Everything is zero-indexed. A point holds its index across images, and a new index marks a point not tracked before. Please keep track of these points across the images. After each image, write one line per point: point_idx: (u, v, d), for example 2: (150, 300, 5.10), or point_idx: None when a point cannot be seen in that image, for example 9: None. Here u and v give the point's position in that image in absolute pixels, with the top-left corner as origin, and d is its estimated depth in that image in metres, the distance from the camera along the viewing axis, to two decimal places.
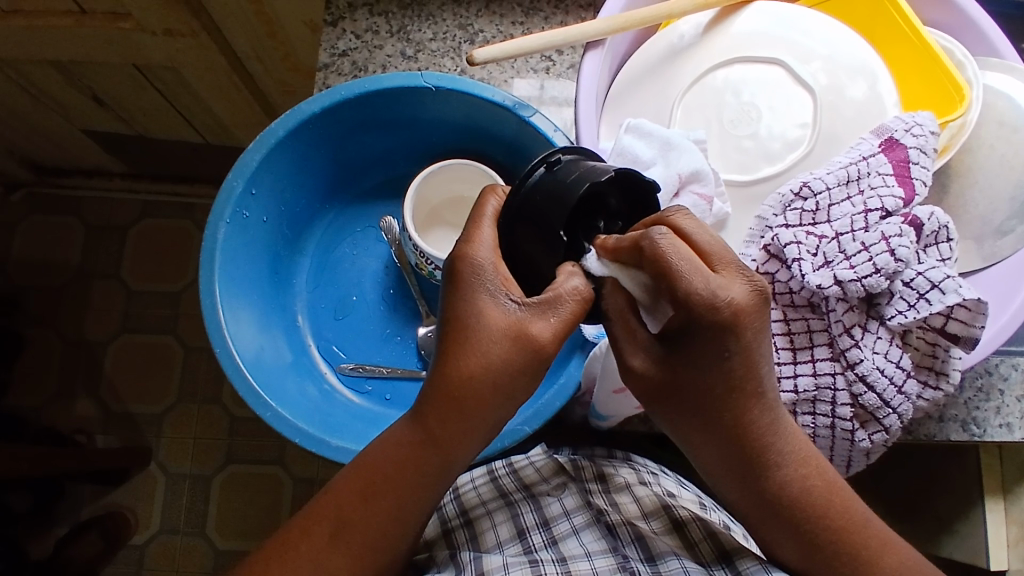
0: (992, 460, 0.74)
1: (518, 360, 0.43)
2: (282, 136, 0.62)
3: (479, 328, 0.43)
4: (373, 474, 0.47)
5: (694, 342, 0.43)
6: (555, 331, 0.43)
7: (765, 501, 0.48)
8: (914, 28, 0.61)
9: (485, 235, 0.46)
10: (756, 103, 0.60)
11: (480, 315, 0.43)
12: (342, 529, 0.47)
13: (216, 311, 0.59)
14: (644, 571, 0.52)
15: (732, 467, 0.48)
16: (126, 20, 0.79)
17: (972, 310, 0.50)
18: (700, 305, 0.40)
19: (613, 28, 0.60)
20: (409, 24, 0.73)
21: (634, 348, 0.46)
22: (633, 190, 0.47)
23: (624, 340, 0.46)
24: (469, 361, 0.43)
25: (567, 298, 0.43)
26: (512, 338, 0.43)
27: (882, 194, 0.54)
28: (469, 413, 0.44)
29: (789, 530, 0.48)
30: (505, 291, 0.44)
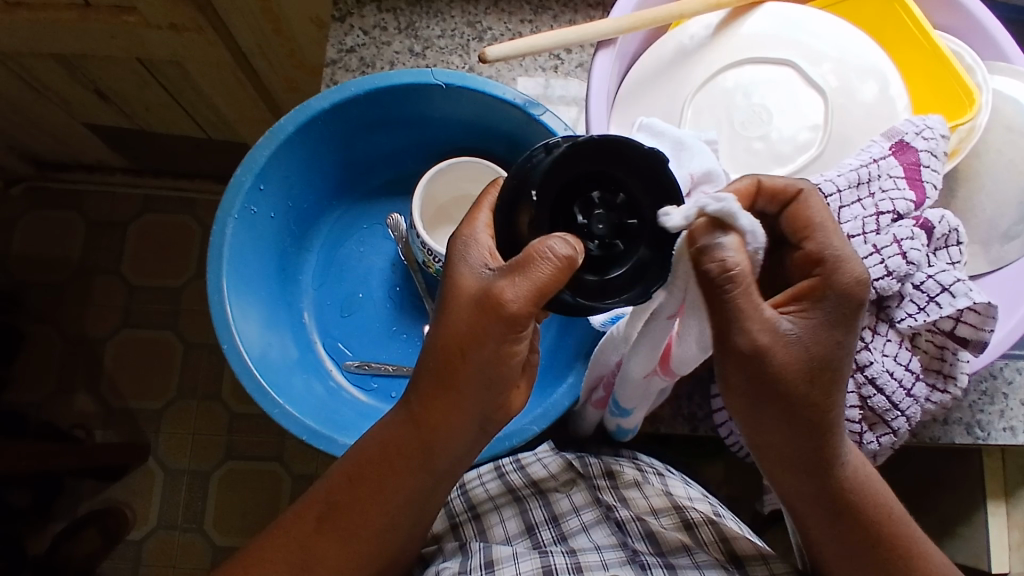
0: (995, 463, 0.75)
1: (481, 327, 0.43)
2: (291, 132, 0.61)
3: (451, 298, 0.45)
4: (364, 467, 0.49)
5: (833, 317, 0.43)
6: (517, 295, 0.41)
7: (826, 497, 0.48)
8: (926, 33, 0.61)
9: (482, 216, 0.46)
10: (766, 104, 0.59)
11: (455, 286, 0.44)
12: (330, 515, 0.50)
13: (224, 307, 0.59)
14: (657, 565, 0.52)
15: (792, 458, 0.47)
16: (131, 14, 0.78)
17: (982, 314, 0.51)
18: (850, 266, 0.43)
19: (624, 28, 0.60)
20: (417, 21, 0.72)
21: (763, 321, 0.42)
22: (630, 162, 0.43)
23: (755, 310, 0.42)
24: (441, 330, 0.44)
25: (539, 258, 0.40)
26: (476, 305, 0.43)
27: (893, 197, 0.54)
28: (453, 397, 0.46)
29: (835, 523, 0.49)
30: (484, 264, 0.45)
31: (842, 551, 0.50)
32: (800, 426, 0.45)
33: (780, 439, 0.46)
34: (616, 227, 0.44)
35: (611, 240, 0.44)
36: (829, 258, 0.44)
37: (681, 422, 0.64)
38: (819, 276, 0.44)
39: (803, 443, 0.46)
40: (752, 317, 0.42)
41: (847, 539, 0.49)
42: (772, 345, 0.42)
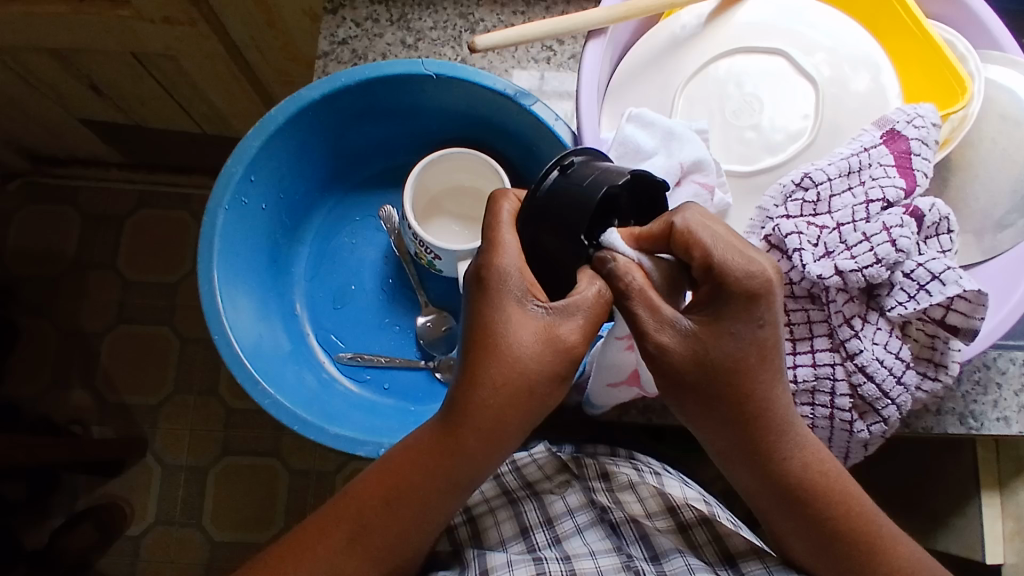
0: (989, 454, 0.75)
1: (551, 365, 0.42)
2: (282, 123, 0.61)
3: (509, 336, 0.42)
4: (395, 477, 0.46)
5: (726, 312, 0.42)
6: (583, 331, 0.43)
7: (781, 487, 0.47)
8: (918, 22, 0.60)
9: (508, 241, 0.45)
10: (758, 94, 0.60)
11: (510, 321, 0.42)
12: (360, 533, 0.47)
13: (214, 297, 0.59)
14: (649, 570, 0.54)
15: (735, 452, 0.46)
16: (123, 7, 0.78)
17: (972, 301, 0.50)
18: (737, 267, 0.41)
19: (614, 17, 0.60)
20: (410, 12, 0.72)
21: (660, 325, 0.42)
22: (643, 194, 0.47)
23: (648, 318, 0.42)
24: (501, 369, 0.41)
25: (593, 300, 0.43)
26: (542, 342, 0.42)
27: (883, 185, 0.53)
28: (502, 417, 0.43)
29: (793, 514, 0.48)
30: (530, 297, 0.43)
31: (807, 542, 0.49)
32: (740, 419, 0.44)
33: (721, 433, 0.45)
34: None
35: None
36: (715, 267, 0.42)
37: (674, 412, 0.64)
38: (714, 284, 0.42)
39: (743, 437, 0.45)
40: (648, 322, 0.42)
41: (809, 530, 0.49)
42: (675, 345, 0.42)
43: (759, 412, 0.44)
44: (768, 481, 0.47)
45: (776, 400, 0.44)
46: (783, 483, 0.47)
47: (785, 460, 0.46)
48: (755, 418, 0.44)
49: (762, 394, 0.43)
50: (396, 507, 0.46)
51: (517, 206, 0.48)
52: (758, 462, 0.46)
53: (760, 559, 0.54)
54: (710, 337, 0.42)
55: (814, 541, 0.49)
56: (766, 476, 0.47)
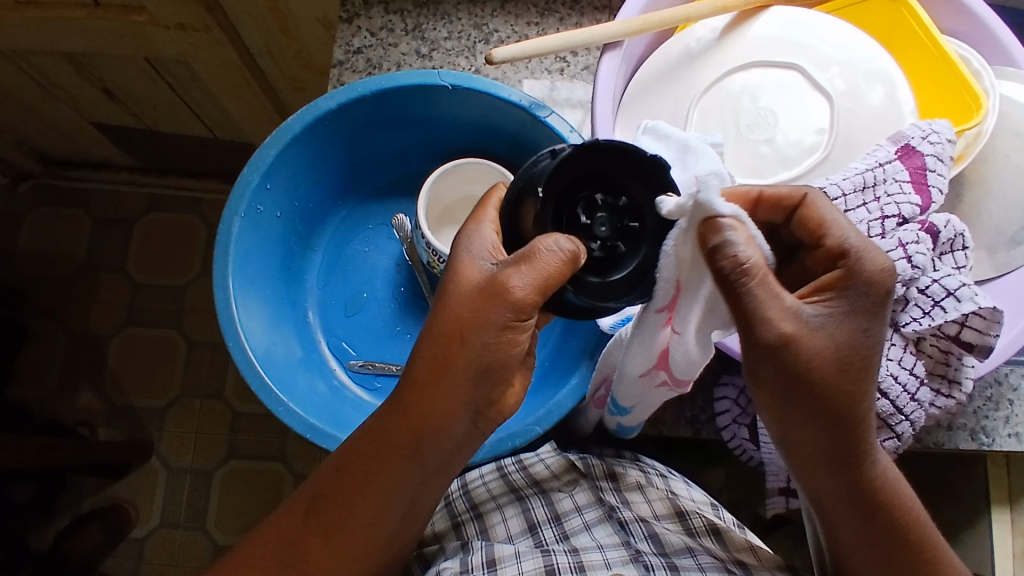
0: (999, 470, 0.75)
1: (485, 312, 0.43)
2: (298, 132, 0.62)
3: (454, 287, 0.45)
4: (360, 466, 0.48)
5: (852, 311, 0.42)
6: (523, 284, 0.43)
7: (858, 493, 0.46)
8: (932, 38, 0.61)
9: (488, 212, 0.49)
10: (772, 108, 0.60)
11: (457, 272, 0.45)
12: (328, 520, 0.49)
13: (229, 305, 0.59)
14: (659, 564, 0.52)
15: (827, 458, 0.45)
16: (139, 13, 0.79)
17: (987, 318, 0.50)
18: (870, 261, 0.42)
19: (630, 30, 0.60)
20: (424, 22, 0.73)
21: (782, 313, 0.41)
22: (640, 170, 0.43)
23: (772, 303, 0.40)
24: (439, 314, 0.45)
25: (543, 253, 0.42)
26: (480, 291, 0.44)
27: (899, 201, 0.54)
28: (446, 373, 0.45)
29: (865, 519, 0.47)
30: (489, 257, 0.46)
31: (866, 548, 0.48)
32: (830, 425, 0.44)
33: (822, 434, 0.44)
34: (618, 229, 0.45)
35: (614, 242, 0.45)
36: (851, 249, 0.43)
37: (684, 425, 0.64)
38: (839, 270, 0.43)
39: (846, 437, 0.44)
40: (772, 308, 0.41)
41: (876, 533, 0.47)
42: (798, 334, 0.41)
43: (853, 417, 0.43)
44: (850, 481, 0.46)
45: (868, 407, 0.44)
46: (861, 486, 0.46)
47: (864, 467, 0.46)
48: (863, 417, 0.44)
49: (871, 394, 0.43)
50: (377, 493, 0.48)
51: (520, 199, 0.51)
52: (849, 468, 0.46)
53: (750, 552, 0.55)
54: (835, 333, 0.42)
55: (875, 546, 0.48)
56: (848, 479, 0.46)
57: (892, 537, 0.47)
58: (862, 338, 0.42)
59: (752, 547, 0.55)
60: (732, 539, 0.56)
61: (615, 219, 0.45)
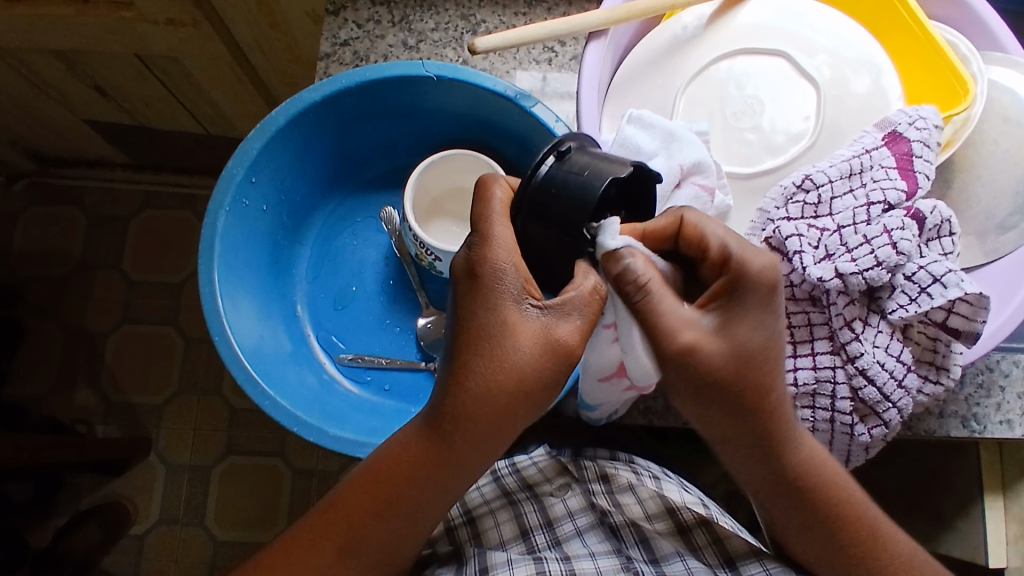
0: (992, 457, 0.74)
1: (547, 364, 0.42)
2: (282, 124, 0.61)
3: (505, 338, 0.42)
4: (385, 488, 0.47)
5: (746, 304, 0.42)
6: (580, 332, 0.43)
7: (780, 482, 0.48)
8: (920, 23, 0.60)
9: (501, 234, 0.44)
10: (759, 96, 0.59)
11: (506, 322, 0.42)
12: (354, 545, 0.48)
13: (215, 299, 0.59)
14: (648, 571, 0.56)
15: (747, 450, 0.47)
16: (128, 9, 0.79)
17: (974, 304, 0.50)
18: (754, 264, 0.42)
19: (614, 19, 0.60)
20: (412, 14, 0.72)
21: (682, 323, 0.42)
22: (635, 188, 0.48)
23: (672, 317, 0.42)
24: (494, 367, 0.42)
25: (594, 299, 0.43)
26: (539, 343, 0.42)
27: (885, 187, 0.53)
28: (494, 423, 0.43)
29: (798, 509, 0.49)
30: (526, 298, 0.43)
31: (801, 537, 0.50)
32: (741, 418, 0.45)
33: (733, 427, 0.45)
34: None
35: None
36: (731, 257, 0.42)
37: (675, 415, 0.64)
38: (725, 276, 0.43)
39: (760, 428, 0.45)
40: (671, 317, 0.42)
41: (813, 528, 0.49)
42: (699, 342, 0.42)
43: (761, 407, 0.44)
44: (773, 471, 0.47)
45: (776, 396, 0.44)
46: (790, 478, 0.47)
47: (785, 458, 0.47)
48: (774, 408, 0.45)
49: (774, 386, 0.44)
50: (403, 512, 0.47)
51: (509, 194, 0.47)
52: (766, 459, 0.47)
53: (758, 563, 0.55)
54: (739, 326, 0.42)
55: (816, 534, 0.49)
56: (770, 469, 0.47)
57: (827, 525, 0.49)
58: (762, 331, 0.43)
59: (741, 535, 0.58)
60: (725, 535, 0.57)
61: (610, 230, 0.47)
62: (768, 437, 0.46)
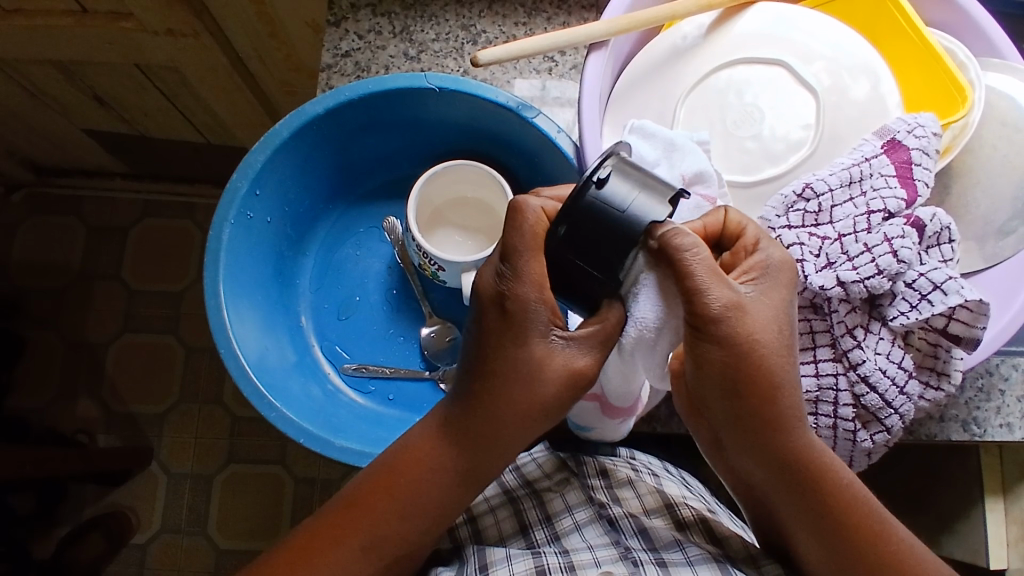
0: (993, 460, 0.75)
1: (573, 394, 0.45)
2: (286, 137, 0.62)
3: (534, 373, 0.44)
4: (398, 482, 0.49)
5: (776, 281, 0.44)
6: (605, 362, 0.45)
7: (784, 469, 0.46)
8: (918, 30, 0.61)
9: (533, 270, 0.43)
10: (758, 104, 0.60)
11: (534, 357, 0.44)
12: (376, 542, 0.49)
13: (221, 311, 0.59)
14: (647, 558, 0.53)
15: (749, 435, 0.45)
16: (128, 20, 0.79)
17: (974, 311, 0.51)
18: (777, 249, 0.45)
19: (616, 29, 0.61)
20: (413, 24, 0.73)
21: (719, 286, 0.41)
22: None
23: (712, 278, 0.41)
24: (521, 399, 0.44)
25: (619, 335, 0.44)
26: (567, 377, 0.44)
27: (885, 195, 0.54)
28: (518, 437, 0.47)
29: (799, 498, 0.48)
30: (554, 329, 0.44)
31: (809, 534, 0.49)
32: (742, 398, 0.43)
33: (732, 409, 0.44)
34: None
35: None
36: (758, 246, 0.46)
37: (678, 421, 0.65)
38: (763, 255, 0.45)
39: (757, 417, 0.44)
40: (715, 283, 0.41)
41: (811, 517, 0.48)
42: (736, 305, 0.42)
43: (766, 388, 0.43)
44: (776, 458, 0.46)
45: (782, 378, 0.43)
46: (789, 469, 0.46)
47: (788, 446, 0.46)
48: (775, 398, 0.43)
49: (778, 364, 0.42)
50: (422, 508, 0.49)
51: (543, 219, 0.43)
52: (771, 443, 0.45)
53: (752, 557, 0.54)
54: (771, 300, 0.43)
55: (815, 526, 0.48)
56: (763, 456, 0.46)
57: (830, 516, 0.48)
58: (783, 306, 0.44)
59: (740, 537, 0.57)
60: (723, 531, 0.57)
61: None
62: (763, 425, 0.44)
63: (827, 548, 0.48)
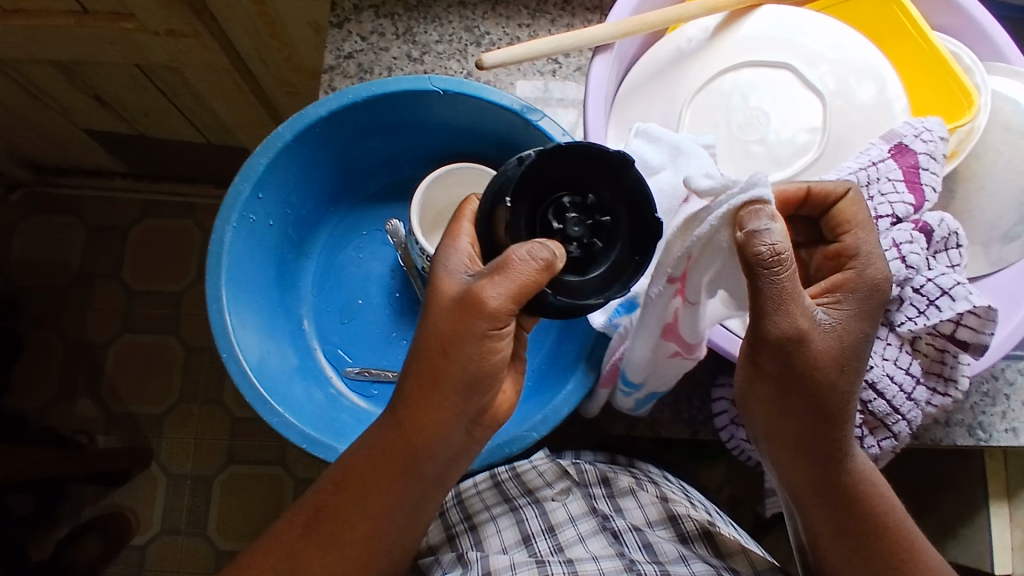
0: (998, 465, 0.75)
1: (461, 323, 0.44)
2: (288, 140, 0.61)
3: (435, 302, 0.46)
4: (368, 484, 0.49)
5: (864, 309, 0.45)
6: (497, 294, 0.43)
7: (825, 482, 0.49)
8: (922, 33, 0.61)
9: (462, 229, 0.48)
10: (764, 108, 0.59)
11: (435, 286, 0.47)
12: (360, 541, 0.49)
13: (223, 315, 0.59)
14: (651, 570, 0.54)
15: (801, 447, 0.48)
16: (128, 20, 0.78)
17: (982, 317, 0.50)
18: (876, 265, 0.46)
19: (621, 32, 0.60)
20: (415, 26, 0.72)
21: (798, 311, 0.43)
22: (614, 180, 0.45)
23: (793, 301, 0.43)
24: (422, 330, 0.46)
25: (517, 256, 0.42)
26: (455, 303, 0.45)
27: (892, 200, 0.55)
28: (431, 403, 0.47)
29: (835, 512, 0.50)
30: (466, 268, 0.47)
31: (837, 550, 0.50)
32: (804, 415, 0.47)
33: (789, 421, 0.48)
34: (584, 233, 0.45)
35: (590, 240, 0.46)
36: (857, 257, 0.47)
37: (682, 426, 0.65)
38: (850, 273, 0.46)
39: (821, 437, 0.47)
40: (795, 306, 0.43)
41: (845, 532, 0.50)
42: (808, 333, 0.43)
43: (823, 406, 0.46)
44: (822, 471, 0.49)
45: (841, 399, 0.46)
46: (835, 483, 0.49)
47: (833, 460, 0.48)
48: (837, 419, 0.47)
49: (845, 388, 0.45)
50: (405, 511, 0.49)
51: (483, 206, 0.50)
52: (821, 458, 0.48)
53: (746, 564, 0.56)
54: (848, 330, 0.45)
55: (844, 542, 0.50)
56: (807, 468, 0.49)
57: (862, 533, 0.49)
58: (862, 335, 0.45)
59: (744, 551, 0.57)
60: (727, 545, 0.57)
61: (586, 226, 0.45)
62: (827, 441, 0.47)
63: (852, 562, 0.50)
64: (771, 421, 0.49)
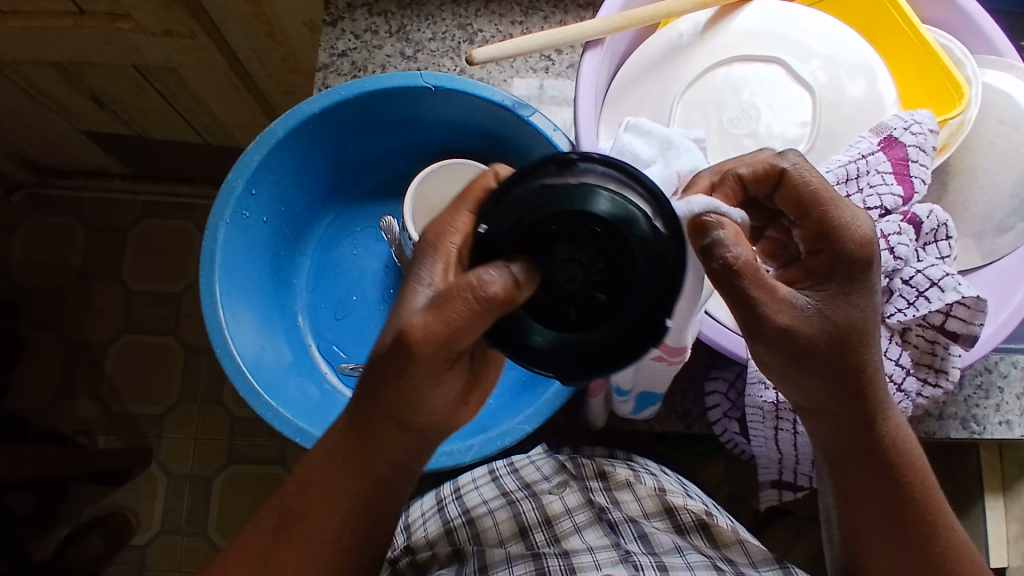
0: (993, 458, 0.76)
1: (398, 354, 0.41)
2: (282, 136, 0.62)
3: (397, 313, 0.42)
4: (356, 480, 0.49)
5: (841, 284, 0.43)
6: (426, 327, 0.39)
7: (863, 447, 0.48)
8: (914, 26, 0.61)
9: (461, 223, 0.41)
10: (755, 102, 0.59)
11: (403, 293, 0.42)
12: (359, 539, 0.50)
13: (216, 310, 0.59)
14: (647, 563, 0.53)
15: (841, 413, 0.47)
16: (125, 20, 0.79)
17: (971, 307, 0.51)
18: (850, 233, 0.43)
19: (611, 28, 0.61)
20: (409, 24, 0.73)
21: (780, 306, 0.42)
22: (635, 244, 0.37)
23: (767, 300, 0.41)
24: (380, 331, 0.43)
25: (459, 293, 0.38)
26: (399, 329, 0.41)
27: (882, 192, 0.55)
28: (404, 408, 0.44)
29: (870, 479, 0.49)
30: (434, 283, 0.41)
31: (875, 523, 0.49)
32: (842, 385, 0.45)
33: (825, 391, 0.46)
34: (577, 291, 0.38)
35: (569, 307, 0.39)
36: (826, 229, 0.43)
37: (676, 419, 0.65)
38: (826, 250, 0.44)
39: (853, 400, 0.46)
40: (767, 301, 0.41)
41: (880, 502, 0.49)
42: (796, 324, 0.42)
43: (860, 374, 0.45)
44: (859, 438, 0.48)
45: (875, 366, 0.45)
46: (869, 451, 0.48)
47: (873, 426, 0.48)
48: (868, 385, 0.46)
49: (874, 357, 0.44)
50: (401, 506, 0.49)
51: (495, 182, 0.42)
52: (861, 424, 0.47)
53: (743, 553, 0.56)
54: (832, 311, 0.43)
55: (878, 510, 0.49)
56: (848, 434, 0.48)
57: (898, 500, 0.49)
58: (855, 313, 0.43)
59: (741, 542, 0.58)
60: (723, 537, 0.58)
61: (581, 282, 0.38)
62: (860, 402, 0.46)
63: (885, 533, 0.49)
64: (804, 398, 0.48)
